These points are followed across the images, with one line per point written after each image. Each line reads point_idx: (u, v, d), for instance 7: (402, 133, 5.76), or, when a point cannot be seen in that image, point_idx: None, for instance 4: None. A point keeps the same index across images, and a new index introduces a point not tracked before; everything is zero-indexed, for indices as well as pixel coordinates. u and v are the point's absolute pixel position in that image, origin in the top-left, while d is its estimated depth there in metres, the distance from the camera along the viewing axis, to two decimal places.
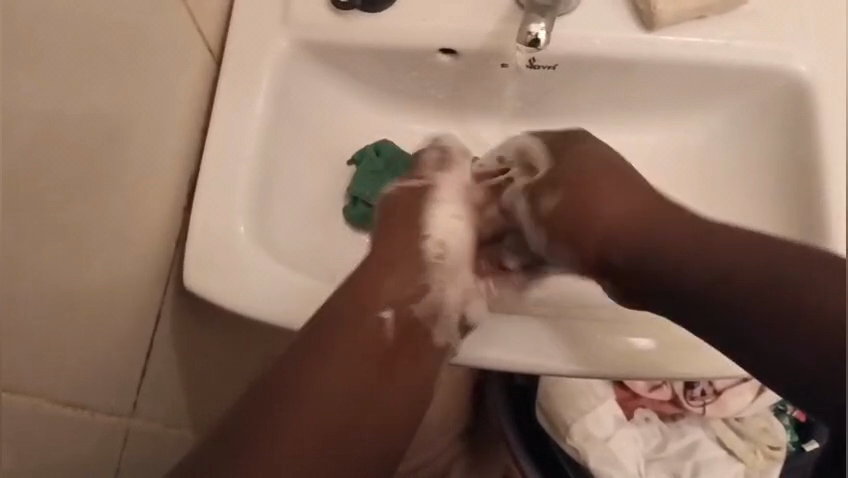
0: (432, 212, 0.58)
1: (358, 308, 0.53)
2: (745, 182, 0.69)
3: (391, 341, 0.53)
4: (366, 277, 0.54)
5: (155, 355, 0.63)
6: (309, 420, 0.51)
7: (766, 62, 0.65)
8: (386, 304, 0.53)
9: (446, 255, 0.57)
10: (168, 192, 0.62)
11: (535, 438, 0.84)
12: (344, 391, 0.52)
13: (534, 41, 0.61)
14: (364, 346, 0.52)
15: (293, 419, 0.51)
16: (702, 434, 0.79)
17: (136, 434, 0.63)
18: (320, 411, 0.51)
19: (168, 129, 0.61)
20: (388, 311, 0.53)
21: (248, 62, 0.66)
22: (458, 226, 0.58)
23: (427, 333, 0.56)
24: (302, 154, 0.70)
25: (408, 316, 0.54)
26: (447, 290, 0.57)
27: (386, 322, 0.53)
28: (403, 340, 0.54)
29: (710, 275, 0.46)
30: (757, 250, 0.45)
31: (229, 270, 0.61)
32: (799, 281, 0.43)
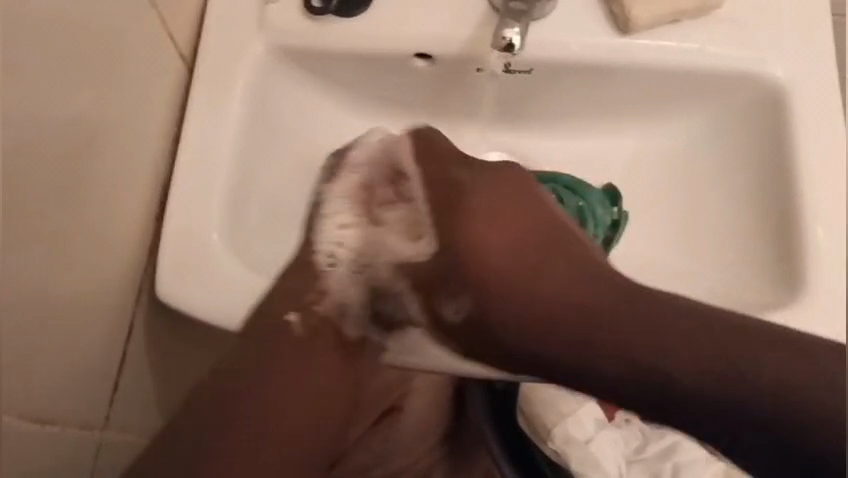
0: (325, 222, 0.52)
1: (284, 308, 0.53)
2: (722, 186, 0.69)
3: (308, 335, 0.53)
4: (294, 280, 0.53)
5: (128, 366, 0.62)
6: (261, 414, 0.51)
7: (740, 65, 0.65)
8: (289, 307, 0.53)
9: (339, 259, 0.52)
10: (140, 200, 0.61)
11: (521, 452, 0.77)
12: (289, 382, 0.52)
13: (510, 45, 0.61)
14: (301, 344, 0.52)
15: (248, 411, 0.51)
16: (681, 435, 0.80)
17: (110, 445, 0.62)
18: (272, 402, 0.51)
19: (141, 136, 0.60)
20: (292, 313, 0.53)
21: (221, 68, 0.65)
22: (351, 230, 0.51)
23: (336, 330, 0.53)
24: (277, 160, 0.69)
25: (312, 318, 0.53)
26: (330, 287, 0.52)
27: (294, 322, 0.53)
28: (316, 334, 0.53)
29: (699, 372, 0.42)
30: (719, 325, 0.43)
31: (203, 279, 0.60)
32: (817, 383, 0.40)
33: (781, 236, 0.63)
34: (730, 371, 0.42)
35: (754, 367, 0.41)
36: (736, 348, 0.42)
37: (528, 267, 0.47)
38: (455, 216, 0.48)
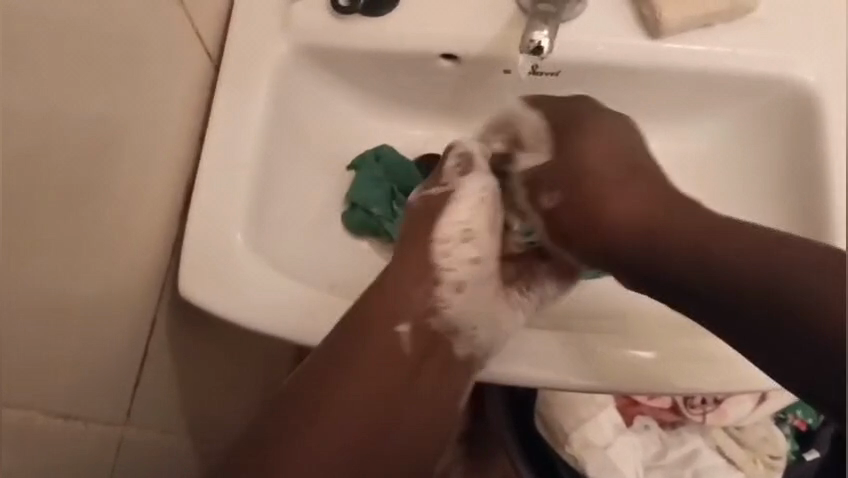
0: (460, 201, 0.58)
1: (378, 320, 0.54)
2: (750, 192, 0.68)
3: (410, 355, 0.55)
4: (388, 290, 0.55)
5: (151, 363, 0.63)
6: (328, 431, 0.53)
7: (771, 69, 0.64)
8: (404, 320, 0.55)
9: (452, 266, 0.56)
10: (164, 197, 0.62)
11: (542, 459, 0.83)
12: (368, 399, 0.54)
13: (538, 48, 0.60)
14: (388, 363, 0.54)
15: (316, 427, 0.53)
16: (702, 442, 0.78)
17: (131, 442, 0.63)
18: (339, 423, 0.53)
19: (165, 134, 0.61)
20: (404, 325, 0.55)
21: (247, 66, 0.65)
22: (467, 219, 0.57)
23: (449, 348, 0.56)
24: (303, 158, 0.69)
25: (429, 329, 0.55)
26: (447, 300, 0.56)
27: (403, 335, 0.54)
28: (425, 350, 0.55)
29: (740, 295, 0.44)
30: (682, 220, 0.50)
31: (226, 279, 0.60)
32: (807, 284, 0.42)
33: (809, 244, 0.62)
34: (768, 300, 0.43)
35: (730, 234, 0.47)
36: (747, 238, 0.46)
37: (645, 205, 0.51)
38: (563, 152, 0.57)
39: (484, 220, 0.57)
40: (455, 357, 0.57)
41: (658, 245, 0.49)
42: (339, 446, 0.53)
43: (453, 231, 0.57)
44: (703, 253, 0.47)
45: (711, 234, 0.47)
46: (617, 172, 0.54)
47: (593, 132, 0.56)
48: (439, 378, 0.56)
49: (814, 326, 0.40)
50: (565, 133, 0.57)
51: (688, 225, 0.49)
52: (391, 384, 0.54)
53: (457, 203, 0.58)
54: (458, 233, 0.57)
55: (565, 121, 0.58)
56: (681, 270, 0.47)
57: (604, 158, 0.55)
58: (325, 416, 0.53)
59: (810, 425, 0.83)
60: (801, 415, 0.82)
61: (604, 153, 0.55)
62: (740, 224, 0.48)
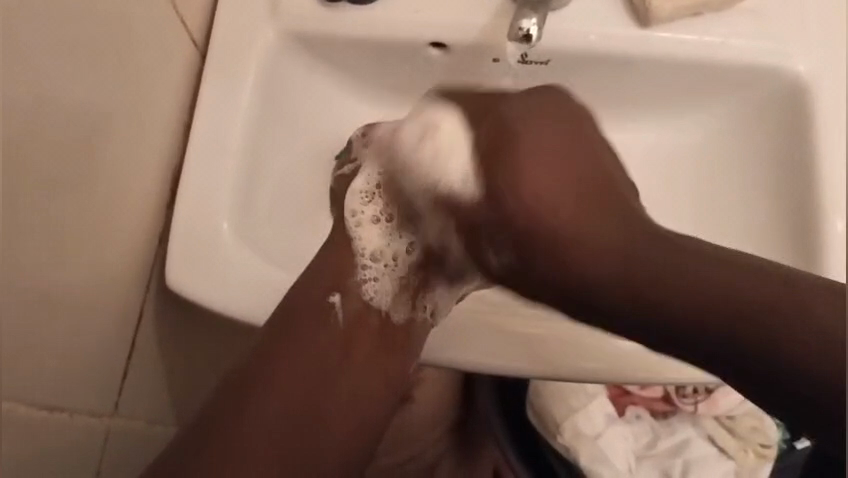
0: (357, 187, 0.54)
1: (312, 297, 0.54)
2: (740, 182, 0.68)
3: (344, 328, 0.54)
4: (318, 266, 0.55)
5: (138, 355, 0.62)
6: (272, 407, 0.52)
7: (763, 59, 0.64)
8: (334, 289, 0.54)
9: (379, 255, 0.54)
10: (150, 188, 0.61)
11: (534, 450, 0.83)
12: (306, 375, 0.53)
13: (527, 36, 0.60)
14: (322, 337, 0.54)
15: (259, 404, 0.52)
16: (694, 433, 0.79)
17: (119, 433, 0.62)
18: (282, 396, 0.52)
19: (152, 125, 0.60)
20: (336, 295, 0.54)
21: (235, 55, 0.64)
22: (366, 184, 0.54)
23: (383, 315, 0.55)
24: (292, 149, 0.69)
25: (360, 302, 0.55)
26: (365, 275, 0.55)
27: (336, 307, 0.54)
28: (356, 321, 0.55)
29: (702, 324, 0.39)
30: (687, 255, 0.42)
31: (213, 269, 0.60)
32: (777, 301, 0.38)
33: (798, 234, 0.62)
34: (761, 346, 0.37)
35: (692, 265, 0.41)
36: (698, 257, 0.42)
37: (586, 199, 0.44)
38: (500, 159, 0.45)
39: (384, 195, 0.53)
40: (391, 322, 0.55)
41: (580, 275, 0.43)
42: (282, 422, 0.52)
43: (374, 211, 0.54)
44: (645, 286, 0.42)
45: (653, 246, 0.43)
46: (560, 182, 0.44)
47: (523, 128, 0.46)
48: (380, 348, 0.55)
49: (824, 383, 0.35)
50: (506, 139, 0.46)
51: (619, 266, 0.42)
52: (325, 357, 0.54)
53: (364, 201, 0.54)
54: (363, 211, 0.54)
55: (484, 107, 0.49)
56: (609, 300, 0.42)
57: (543, 134, 0.46)
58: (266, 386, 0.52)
59: None
60: None
61: (547, 164, 0.45)
62: (680, 245, 0.43)
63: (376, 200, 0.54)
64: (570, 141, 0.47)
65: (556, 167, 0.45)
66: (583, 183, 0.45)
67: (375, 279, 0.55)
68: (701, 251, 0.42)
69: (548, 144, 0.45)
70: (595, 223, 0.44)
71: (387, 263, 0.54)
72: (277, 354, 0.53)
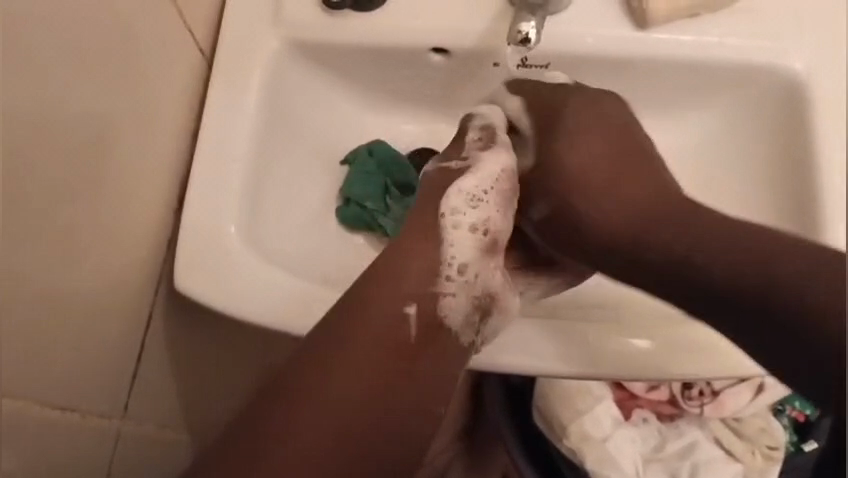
0: (462, 193, 0.55)
1: (385, 303, 0.50)
2: (741, 182, 0.68)
3: (414, 338, 0.50)
4: (390, 267, 0.52)
5: (147, 358, 0.63)
6: (321, 422, 0.47)
7: (759, 58, 0.65)
8: (409, 300, 0.51)
9: (462, 270, 0.53)
10: (158, 193, 0.62)
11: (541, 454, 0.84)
12: (363, 390, 0.48)
13: (525, 38, 0.61)
14: (389, 347, 0.49)
15: (307, 419, 0.47)
16: (701, 435, 0.79)
17: (129, 435, 0.63)
18: (333, 412, 0.47)
19: (160, 132, 0.61)
20: (413, 306, 0.51)
21: (241, 62, 0.65)
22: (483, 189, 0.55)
23: (452, 337, 0.52)
24: (297, 153, 0.69)
25: (434, 315, 0.51)
26: (448, 288, 0.52)
27: (409, 316, 0.50)
28: (427, 332, 0.51)
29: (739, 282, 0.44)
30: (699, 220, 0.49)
31: (221, 272, 0.61)
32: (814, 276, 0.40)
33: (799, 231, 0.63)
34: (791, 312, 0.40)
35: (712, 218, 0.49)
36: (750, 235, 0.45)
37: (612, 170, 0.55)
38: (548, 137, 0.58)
39: (499, 198, 0.55)
40: (459, 342, 0.53)
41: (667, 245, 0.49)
42: (328, 441, 0.47)
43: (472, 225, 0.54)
44: (687, 255, 0.47)
45: (662, 204, 0.51)
46: (597, 156, 0.56)
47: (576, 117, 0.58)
48: (442, 360, 0.51)
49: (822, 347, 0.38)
50: (549, 121, 0.58)
51: (640, 209, 0.52)
52: (387, 371, 0.49)
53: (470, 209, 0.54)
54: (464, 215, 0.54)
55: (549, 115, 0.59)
56: (702, 285, 0.46)
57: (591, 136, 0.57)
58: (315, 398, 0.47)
59: (809, 417, 0.84)
60: (800, 406, 0.84)
61: (592, 141, 0.57)
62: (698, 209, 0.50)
63: (481, 207, 0.55)
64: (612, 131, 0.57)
65: (588, 148, 0.56)
66: (616, 149, 0.56)
67: (452, 295, 0.52)
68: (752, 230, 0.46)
69: (598, 133, 0.57)
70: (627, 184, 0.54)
71: (469, 277, 0.53)
72: (325, 368, 0.48)
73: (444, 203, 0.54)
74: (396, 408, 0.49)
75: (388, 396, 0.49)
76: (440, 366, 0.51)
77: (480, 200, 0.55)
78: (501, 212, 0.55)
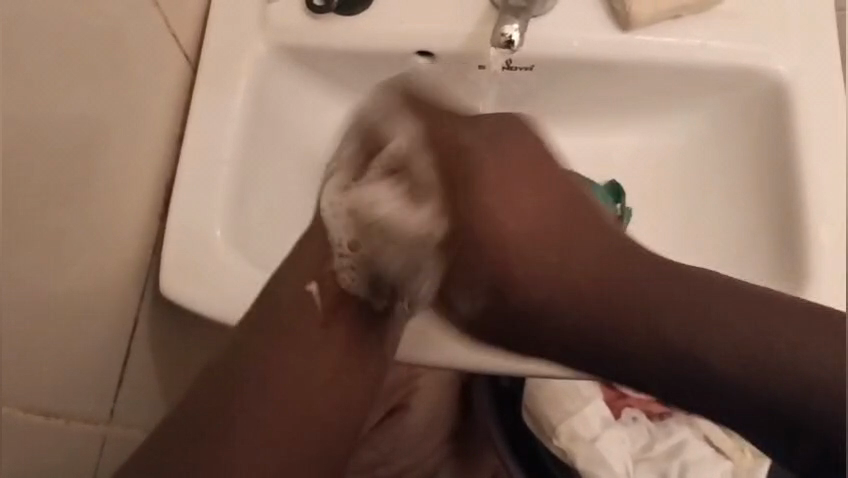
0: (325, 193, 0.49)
1: (297, 283, 0.52)
2: (725, 184, 0.69)
3: (324, 312, 0.52)
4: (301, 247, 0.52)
5: (133, 363, 0.63)
6: (262, 396, 0.50)
7: (743, 60, 0.65)
8: (312, 278, 0.52)
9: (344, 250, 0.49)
10: (144, 197, 0.62)
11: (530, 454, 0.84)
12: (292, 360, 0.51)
13: (509, 42, 0.62)
14: (310, 323, 0.51)
15: (250, 394, 0.50)
16: (690, 433, 0.80)
17: (116, 439, 0.63)
18: (274, 386, 0.51)
19: (145, 136, 0.61)
20: (312, 283, 0.51)
21: (226, 66, 0.66)
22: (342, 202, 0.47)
23: (356, 311, 0.52)
24: (283, 156, 0.69)
25: (335, 291, 0.51)
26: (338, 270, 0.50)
27: (312, 295, 0.51)
28: (335, 305, 0.51)
29: None
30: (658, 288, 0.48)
31: (207, 276, 0.61)
32: None
33: (783, 233, 0.63)
34: None
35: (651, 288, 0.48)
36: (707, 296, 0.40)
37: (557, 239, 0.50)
38: (466, 194, 0.48)
39: (344, 203, 0.47)
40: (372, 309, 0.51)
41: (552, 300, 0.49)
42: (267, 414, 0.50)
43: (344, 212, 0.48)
44: None
45: (605, 275, 0.49)
46: (528, 213, 0.50)
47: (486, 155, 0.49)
48: (376, 335, 0.53)
49: None
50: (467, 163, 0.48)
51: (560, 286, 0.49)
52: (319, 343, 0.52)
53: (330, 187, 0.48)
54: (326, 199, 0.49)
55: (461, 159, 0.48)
56: None
57: (526, 203, 0.50)
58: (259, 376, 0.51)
59: None
60: None
61: (521, 189, 0.50)
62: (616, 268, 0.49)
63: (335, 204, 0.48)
64: (527, 172, 0.51)
65: (527, 211, 0.50)
66: (560, 225, 0.50)
67: (352, 278, 0.50)
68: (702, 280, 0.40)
69: (513, 168, 0.50)
70: (571, 246, 0.50)
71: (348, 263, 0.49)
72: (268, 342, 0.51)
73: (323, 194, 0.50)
74: (332, 374, 0.52)
75: (326, 362, 0.52)
76: (377, 336, 0.53)
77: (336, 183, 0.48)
78: (350, 203, 0.47)
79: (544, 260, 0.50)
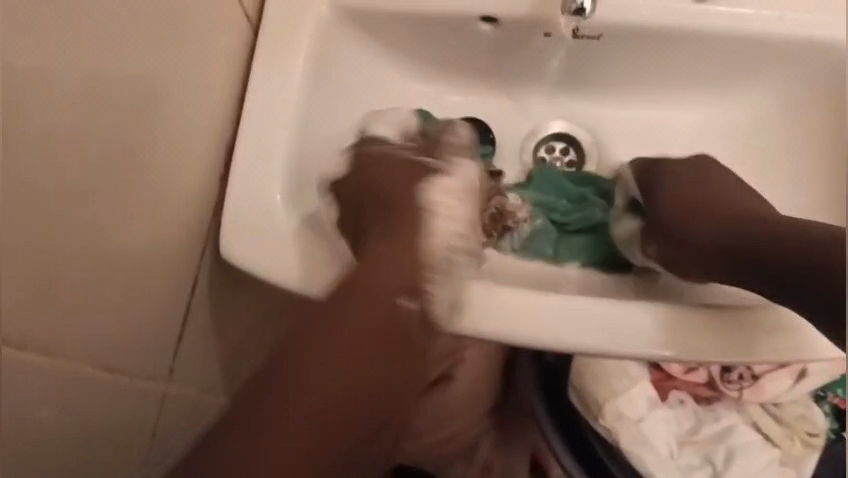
0: (431, 199, 0.49)
1: (376, 290, 0.46)
2: (792, 166, 0.67)
3: (405, 327, 0.46)
4: (392, 249, 0.48)
5: (193, 324, 0.64)
6: (301, 413, 0.45)
7: (826, 34, 0.62)
8: (402, 290, 0.46)
9: (448, 248, 0.48)
10: (204, 155, 0.62)
11: (570, 428, 0.83)
12: (339, 377, 0.45)
13: (580, 9, 0.60)
14: (374, 328, 0.46)
15: (285, 408, 0.46)
16: (737, 419, 0.79)
17: (172, 396, 0.66)
18: (308, 406, 0.45)
19: (207, 98, 0.61)
20: (404, 295, 0.46)
21: (287, 23, 0.64)
22: (465, 211, 0.50)
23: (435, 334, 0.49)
24: (339, 122, 0.69)
25: (425, 310, 0.47)
26: (434, 298, 0.48)
27: (404, 309, 0.46)
28: (419, 321, 0.47)
29: (755, 247, 0.56)
30: (754, 225, 0.57)
31: (269, 242, 0.60)
32: (799, 232, 0.54)
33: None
34: (810, 254, 0.52)
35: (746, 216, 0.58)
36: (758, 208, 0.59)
37: (697, 207, 0.61)
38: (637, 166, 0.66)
39: (468, 210, 0.50)
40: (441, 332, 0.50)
41: (742, 233, 0.57)
42: (300, 433, 0.45)
43: (445, 232, 0.48)
44: (734, 240, 0.58)
45: (704, 209, 0.60)
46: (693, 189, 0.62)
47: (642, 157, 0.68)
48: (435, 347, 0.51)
49: (815, 274, 0.52)
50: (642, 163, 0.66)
51: (723, 233, 0.58)
52: (375, 359, 0.46)
53: (458, 186, 0.50)
54: (444, 203, 0.49)
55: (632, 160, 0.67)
56: (759, 261, 0.56)
57: (678, 180, 0.63)
58: (297, 388, 0.45)
59: None
60: (840, 392, 0.84)
61: (696, 183, 0.63)
62: (743, 212, 0.59)
63: (445, 203, 0.49)
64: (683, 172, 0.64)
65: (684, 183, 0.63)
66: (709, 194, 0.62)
67: (431, 296, 0.47)
68: (752, 215, 0.58)
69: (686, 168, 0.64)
70: (725, 209, 0.60)
71: (438, 263, 0.48)
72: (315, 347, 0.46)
73: (422, 197, 0.49)
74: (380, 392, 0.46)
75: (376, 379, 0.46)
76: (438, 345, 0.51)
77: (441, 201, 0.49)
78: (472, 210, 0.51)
79: (713, 211, 0.60)
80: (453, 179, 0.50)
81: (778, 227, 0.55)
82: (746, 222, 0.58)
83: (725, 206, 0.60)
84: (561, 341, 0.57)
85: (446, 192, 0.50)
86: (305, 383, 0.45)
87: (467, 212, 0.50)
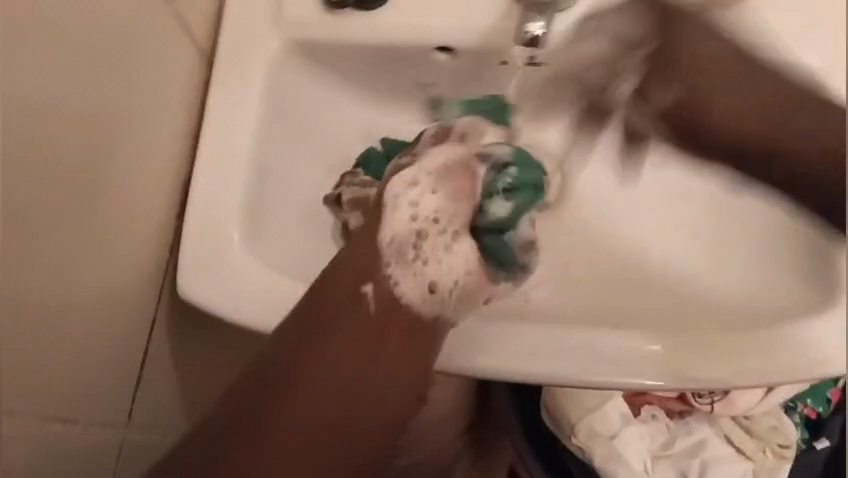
0: (397, 192, 0.49)
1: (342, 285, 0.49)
2: None
3: (375, 316, 0.48)
4: (354, 248, 0.50)
5: (151, 366, 0.64)
6: (296, 415, 0.51)
7: None
8: (365, 280, 0.48)
9: (424, 232, 0.48)
10: (162, 199, 0.62)
11: (547, 450, 0.83)
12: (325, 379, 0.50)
13: (533, 39, 0.62)
14: (349, 326, 0.49)
15: (284, 414, 0.51)
16: (710, 433, 0.78)
17: (131, 439, 0.67)
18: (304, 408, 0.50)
19: (160, 137, 0.61)
20: (370, 288, 0.48)
21: (239, 60, 0.64)
22: (437, 197, 0.48)
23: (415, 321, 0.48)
24: (298, 155, 0.68)
25: (393, 296, 0.48)
26: (403, 287, 0.48)
27: (366, 297, 0.48)
28: (390, 312, 0.48)
29: (801, 165, 0.47)
30: (759, 82, 0.49)
31: (227, 283, 0.59)
32: (815, 148, 0.45)
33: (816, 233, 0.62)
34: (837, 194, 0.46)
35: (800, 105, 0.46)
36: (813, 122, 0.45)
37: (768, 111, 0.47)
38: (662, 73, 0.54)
39: (445, 197, 0.49)
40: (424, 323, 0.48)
41: (799, 151, 0.46)
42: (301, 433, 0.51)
43: (422, 211, 0.48)
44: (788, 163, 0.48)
45: (786, 96, 0.47)
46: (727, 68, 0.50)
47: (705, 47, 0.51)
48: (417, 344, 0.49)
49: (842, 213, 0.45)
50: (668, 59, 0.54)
51: (758, 104, 0.48)
52: (355, 357, 0.49)
53: (428, 174, 0.49)
54: (407, 194, 0.48)
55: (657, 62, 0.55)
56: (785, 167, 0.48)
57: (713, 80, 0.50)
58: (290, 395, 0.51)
59: (821, 413, 0.84)
60: (812, 403, 0.84)
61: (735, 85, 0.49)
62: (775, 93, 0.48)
63: (410, 195, 0.48)
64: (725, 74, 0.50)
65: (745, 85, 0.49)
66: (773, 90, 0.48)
67: (398, 281, 0.48)
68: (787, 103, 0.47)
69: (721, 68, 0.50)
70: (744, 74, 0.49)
71: (414, 252, 0.48)
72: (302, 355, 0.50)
73: (390, 192, 0.49)
74: (370, 384, 0.49)
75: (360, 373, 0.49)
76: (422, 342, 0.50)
77: (418, 182, 0.49)
78: (450, 200, 0.49)
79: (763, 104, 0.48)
80: (419, 168, 0.50)
81: (784, 142, 0.47)
82: (799, 135, 0.46)
83: (787, 103, 0.47)
84: (528, 372, 0.57)
85: (410, 183, 0.49)
86: (298, 385, 0.50)
87: (441, 197, 0.49)
